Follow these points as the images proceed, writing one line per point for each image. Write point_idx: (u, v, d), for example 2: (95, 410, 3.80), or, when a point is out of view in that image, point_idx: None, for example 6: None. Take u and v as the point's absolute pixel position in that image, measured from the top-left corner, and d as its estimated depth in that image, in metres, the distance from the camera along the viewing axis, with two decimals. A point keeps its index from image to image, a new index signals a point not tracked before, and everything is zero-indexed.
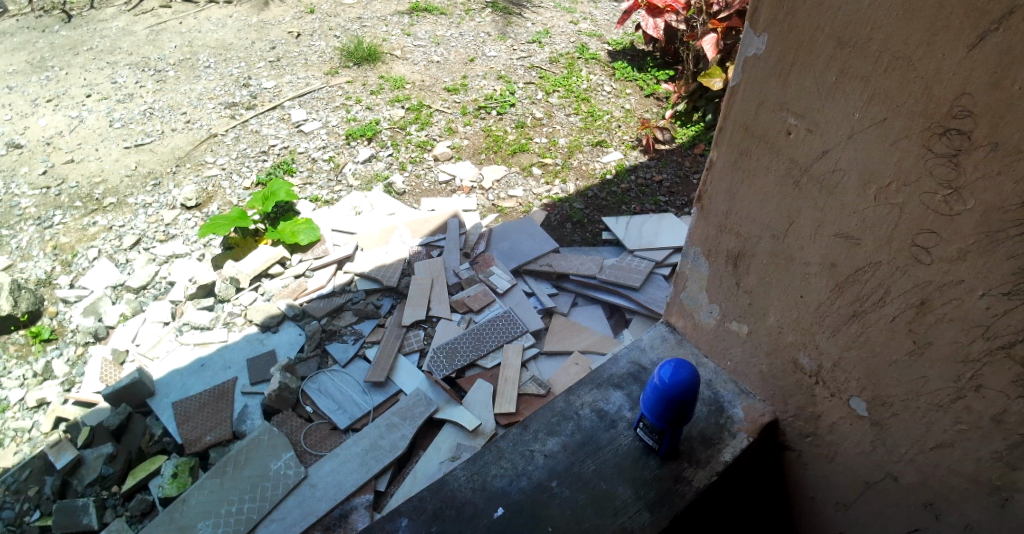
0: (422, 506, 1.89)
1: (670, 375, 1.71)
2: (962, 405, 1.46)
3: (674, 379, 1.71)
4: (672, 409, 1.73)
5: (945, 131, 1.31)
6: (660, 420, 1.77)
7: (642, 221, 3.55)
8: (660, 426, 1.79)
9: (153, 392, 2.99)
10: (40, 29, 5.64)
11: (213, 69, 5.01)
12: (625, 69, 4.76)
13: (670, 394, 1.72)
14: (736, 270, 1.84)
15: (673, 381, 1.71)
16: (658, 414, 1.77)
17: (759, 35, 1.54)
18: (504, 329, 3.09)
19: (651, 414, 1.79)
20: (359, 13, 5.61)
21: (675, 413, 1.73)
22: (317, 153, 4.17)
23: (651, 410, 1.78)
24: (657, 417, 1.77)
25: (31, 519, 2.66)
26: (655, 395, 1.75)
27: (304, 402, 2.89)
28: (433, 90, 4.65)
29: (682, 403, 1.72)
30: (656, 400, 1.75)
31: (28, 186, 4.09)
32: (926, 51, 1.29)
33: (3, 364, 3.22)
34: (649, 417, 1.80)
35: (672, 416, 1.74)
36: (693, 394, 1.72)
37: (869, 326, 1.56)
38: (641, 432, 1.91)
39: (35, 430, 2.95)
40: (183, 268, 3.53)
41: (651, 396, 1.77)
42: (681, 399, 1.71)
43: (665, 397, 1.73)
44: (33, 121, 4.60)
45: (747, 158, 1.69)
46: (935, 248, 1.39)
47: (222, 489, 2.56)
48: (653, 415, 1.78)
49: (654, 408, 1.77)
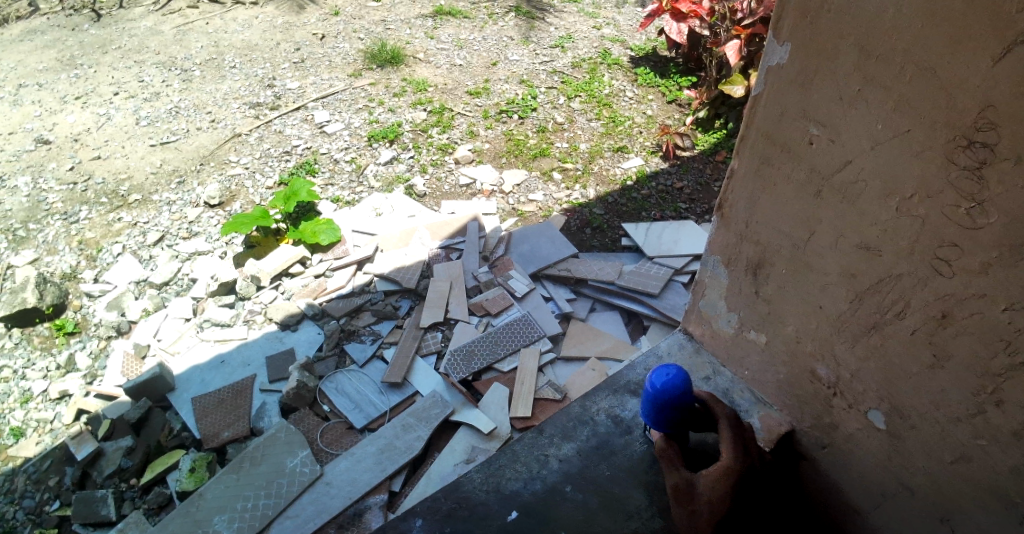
0: (435, 506, 1.91)
1: (662, 381, 1.75)
2: (982, 420, 1.45)
3: (665, 384, 1.75)
4: (665, 410, 1.76)
5: (969, 143, 1.29)
6: (657, 422, 1.80)
7: (662, 227, 3.55)
8: (660, 430, 1.81)
9: (173, 386, 3.04)
10: (70, 27, 5.75)
11: (239, 70, 5.08)
12: (647, 76, 4.77)
13: (663, 399, 1.75)
14: (756, 279, 1.84)
15: (659, 382, 1.75)
16: (654, 417, 1.80)
17: (783, 44, 1.55)
18: (522, 333, 3.10)
19: (648, 418, 1.82)
20: (383, 16, 5.66)
21: (667, 412, 1.76)
22: (339, 154, 4.21)
23: (647, 413, 1.82)
24: (653, 419, 1.80)
25: (50, 509, 2.70)
26: (651, 403, 1.79)
27: (322, 400, 2.92)
28: (455, 94, 4.68)
29: (672, 402, 1.75)
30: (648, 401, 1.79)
31: (56, 182, 4.18)
32: (951, 61, 1.28)
33: (28, 355, 3.29)
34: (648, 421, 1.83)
35: (667, 417, 1.77)
36: (683, 393, 1.74)
37: (889, 338, 1.55)
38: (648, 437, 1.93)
39: (57, 421, 3.00)
40: (205, 265, 3.58)
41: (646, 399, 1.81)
42: (670, 399, 1.75)
43: (656, 398, 1.76)
44: (62, 118, 4.69)
45: (769, 166, 1.68)
46: (957, 260, 1.37)
47: (238, 485, 2.60)
48: (649, 417, 1.82)
49: (650, 410, 1.80)
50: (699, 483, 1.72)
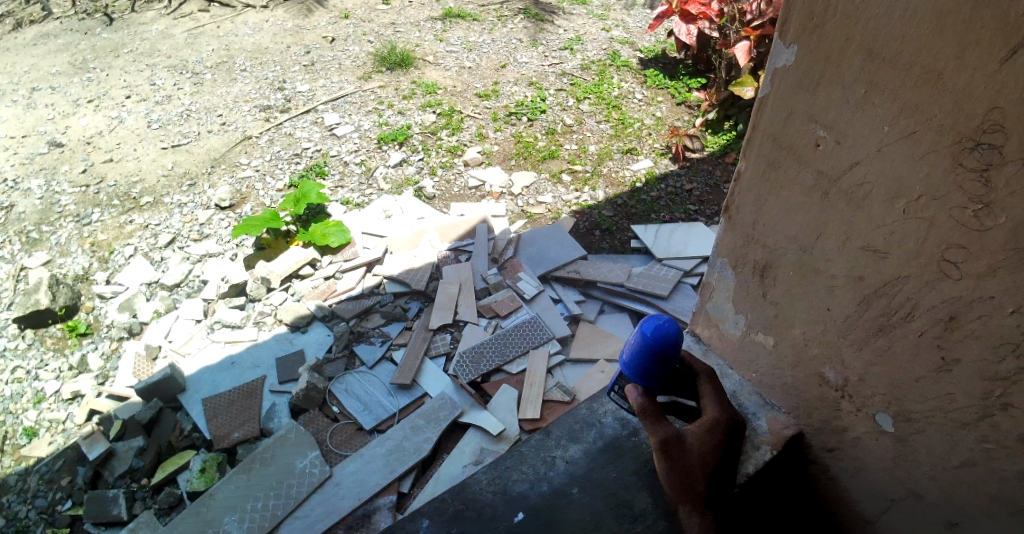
0: (443, 508, 1.93)
1: (654, 329, 1.62)
2: (989, 423, 1.46)
3: (658, 332, 1.62)
4: (660, 363, 1.63)
5: (975, 145, 1.30)
6: (644, 376, 1.66)
7: (671, 230, 3.56)
8: (646, 385, 1.67)
9: (183, 387, 3.07)
10: (82, 31, 5.82)
11: (249, 73, 5.12)
12: (656, 77, 4.78)
13: (653, 349, 1.62)
14: (762, 281, 1.84)
15: (655, 330, 1.62)
16: (641, 371, 1.65)
17: (789, 46, 1.54)
18: (530, 335, 3.11)
19: (633, 371, 1.67)
20: (393, 18, 5.70)
21: (660, 365, 1.63)
22: (349, 157, 4.24)
23: (632, 367, 1.67)
24: (639, 372, 1.66)
25: (62, 508, 2.73)
26: (637, 354, 1.65)
27: (331, 401, 2.94)
28: (465, 96, 4.70)
29: (668, 354, 1.62)
30: (637, 354, 1.64)
31: (69, 185, 4.22)
32: (957, 64, 1.28)
33: (41, 356, 3.32)
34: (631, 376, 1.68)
35: (660, 370, 1.64)
36: (679, 342, 1.63)
37: (896, 342, 1.55)
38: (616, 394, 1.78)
39: (70, 421, 3.03)
40: (216, 267, 3.61)
41: (632, 350, 1.66)
42: (666, 350, 1.62)
43: (649, 349, 1.62)
44: (75, 121, 4.74)
45: (775, 169, 1.68)
46: (963, 263, 1.38)
47: (248, 485, 2.62)
48: (634, 370, 1.67)
49: (637, 364, 1.65)
50: (689, 436, 1.71)
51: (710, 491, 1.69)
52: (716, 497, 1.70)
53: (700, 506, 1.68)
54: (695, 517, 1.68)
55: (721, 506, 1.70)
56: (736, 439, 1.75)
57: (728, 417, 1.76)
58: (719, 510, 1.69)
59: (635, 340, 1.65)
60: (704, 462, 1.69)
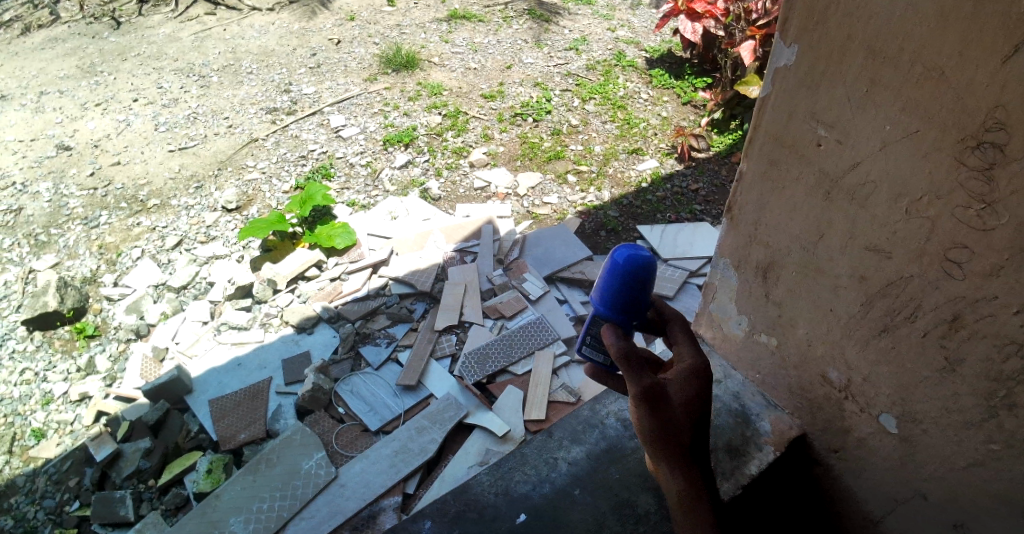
0: (445, 508, 1.93)
1: (629, 254, 1.37)
2: (994, 424, 1.43)
3: (632, 257, 1.37)
4: (639, 292, 1.38)
5: (978, 144, 1.27)
6: (621, 312, 1.40)
7: (677, 230, 3.57)
8: (623, 319, 1.41)
9: (190, 389, 3.08)
10: (90, 35, 5.86)
11: (256, 75, 5.15)
12: (662, 77, 4.78)
13: (629, 277, 1.37)
14: (765, 281, 1.82)
15: (628, 255, 1.36)
16: (617, 306, 1.40)
17: (790, 46, 1.53)
18: (536, 336, 3.12)
19: (608, 306, 1.41)
20: (398, 20, 5.72)
21: (638, 296, 1.38)
22: (355, 158, 4.26)
23: (606, 306, 1.41)
24: (615, 311, 1.40)
25: (69, 509, 2.75)
26: (610, 286, 1.39)
27: (336, 403, 2.96)
28: (470, 97, 4.72)
29: (646, 282, 1.37)
30: (611, 286, 1.38)
31: (77, 188, 4.25)
32: (958, 62, 1.25)
33: (49, 358, 3.34)
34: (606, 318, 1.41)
35: (639, 303, 1.39)
36: (656, 266, 1.37)
37: (900, 341, 1.53)
38: (590, 349, 1.53)
39: (77, 423, 3.06)
40: (222, 269, 3.64)
41: (604, 286, 1.40)
42: (643, 278, 1.37)
43: (626, 280, 1.37)
44: (82, 125, 4.78)
45: (778, 169, 1.66)
46: (966, 262, 1.35)
47: (254, 486, 2.63)
48: (609, 310, 1.41)
49: (612, 301, 1.40)
50: (669, 386, 1.40)
51: (694, 449, 1.36)
52: (702, 458, 1.37)
53: (684, 468, 1.34)
54: (679, 481, 1.34)
55: (707, 468, 1.37)
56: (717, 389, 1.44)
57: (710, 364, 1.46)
58: (706, 473, 1.37)
59: (606, 273, 1.40)
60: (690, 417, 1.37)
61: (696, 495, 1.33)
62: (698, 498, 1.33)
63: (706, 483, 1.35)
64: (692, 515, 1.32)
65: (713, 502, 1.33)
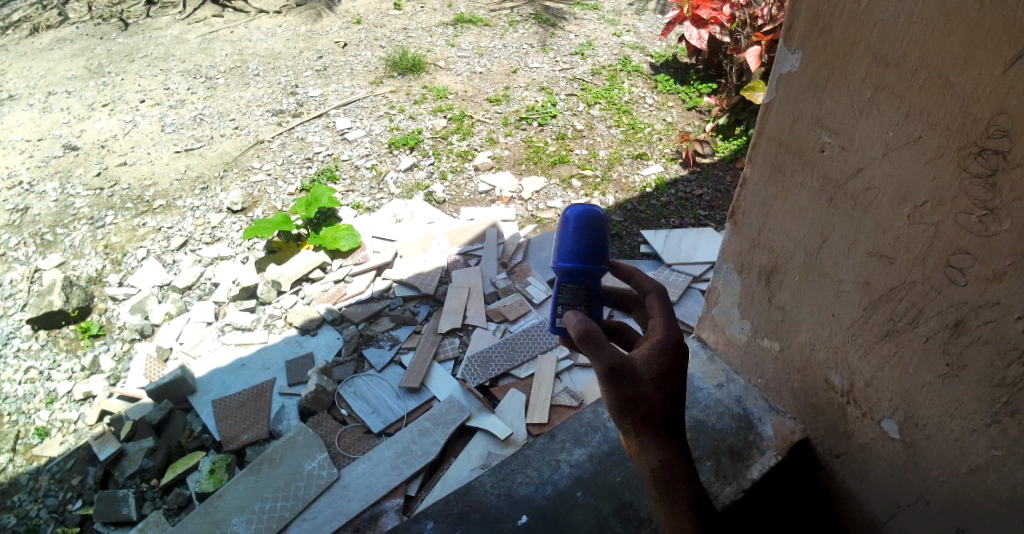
0: (447, 509, 1.95)
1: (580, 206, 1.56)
2: (997, 430, 1.42)
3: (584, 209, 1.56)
4: (598, 236, 1.54)
5: (981, 150, 1.25)
6: (586, 260, 1.53)
7: (681, 235, 3.58)
8: (590, 266, 1.53)
9: (193, 389, 3.10)
10: (98, 36, 5.90)
11: (262, 77, 5.18)
12: (667, 82, 4.79)
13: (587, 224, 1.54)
14: (769, 285, 1.79)
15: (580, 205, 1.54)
16: (583, 253, 1.53)
17: (794, 50, 1.49)
18: (539, 340, 3.13)
19: (575, 257, 1.53)
20: (405, 23, 5.74)
21: (598, 240, 1.54)
22: (360, 161, 4.27)
23: (570, 256, 1.54)
24: (580, 258, 1.53)
25: (72, 508, 2.76)
26: (573, 237, 1.54)
27: (340, 404, 2.97)
28: (476, 101, 4.73)
29: (602, 226, 1.54)
30: (573, 234, 1.53)
31: (83, 187, 4.28)
32: (963, 67, 1.23)
33: (54, 357, 3.36)
34: (573, 267, 1.53)
35: (601, 247, 1.54)
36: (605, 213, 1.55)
37: (903, 346, 1.51)
38: (560, 320, 1.58)
39: (81, 421, 3.07)
40: (227, 270, 3.65)
41: (565, 239, 1.54)
42: (599, 222, 1.53)
43: (585, 225, 1.53)
44: (89, 125, 4.81)
45: (781, 173, 1.63)
46: (970, 268, 1.33)
47: (257, 486, 2.64)
48: (573, 258, 1.54)
49: (575, 249, 1.54)
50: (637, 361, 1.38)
51: (666, 425, 1.40)
52: (674, 433, 1.41)
53: (657, 446, 1.39)
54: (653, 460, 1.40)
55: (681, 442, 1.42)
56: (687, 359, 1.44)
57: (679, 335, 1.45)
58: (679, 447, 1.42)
59: (563, 229, 1.55)
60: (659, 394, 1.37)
61: (670, 469, 1.40)
62: (671, 473, 1.40)
63: (679, 457, 1.41)
64: (665, 488, 1.40)
65: (685, 475, 1.41)
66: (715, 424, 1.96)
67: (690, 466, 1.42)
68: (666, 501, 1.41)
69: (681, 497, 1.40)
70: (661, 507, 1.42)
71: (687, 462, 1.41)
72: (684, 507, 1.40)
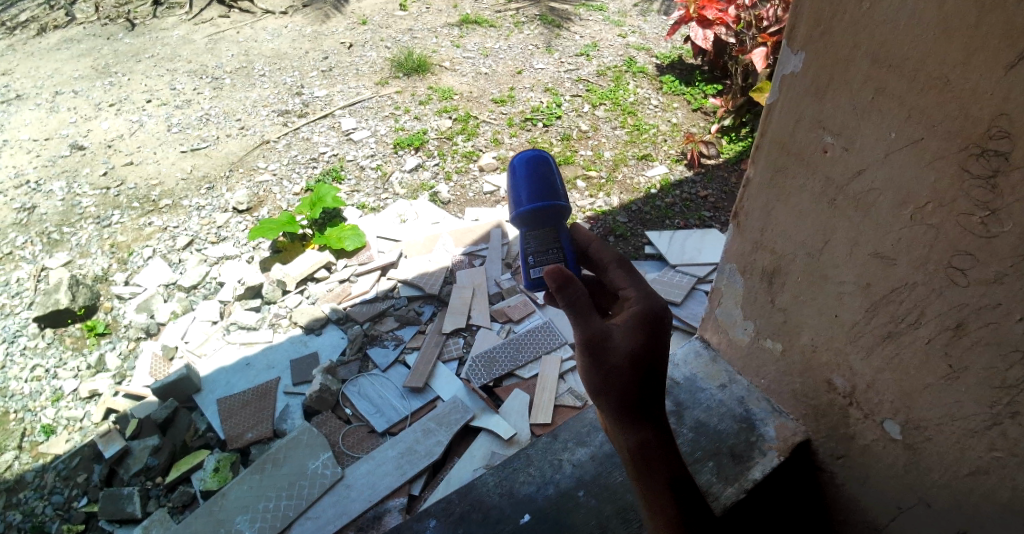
0: (450, 509, 1.96)
1: (526, 153, 1.67)
2: (998, 432, 1.42)
3: (530, 154, 1.68)
4: (549, 174, 1.65)
5: (982, 152, 1.24)
6: (544, 200, 1.62)
7: (685, 236, 3.60)
8: (550, 203, 1.62)
9: (198, 387, 3.11)
10: (105, 36, 5.93)
11: (268, 78, 5.20)
12: (672, 83, 4.80)
13: (538, 166, 1.65)
14: (771, 287, 1.79)
15: (524, 151, 1.67)
16: (540, 192, 1.62)
17: (796, 53, 1.48)
18: (543, 340, 3.13)
19: (534, 197, 1.62)
20: (410, 24, 5.76)
21: (550, 179, 1.65)
22: (365, 162, 4.29)
23: (530, 197, 1.62)
24: (541, 196, 1.62)
25: (77, 505, 2.77)
26: (528, 179, 1.64)
27: (344, 404, 2.98)
28: (481, 101, 4.75)
29: (550, 167, 1.66)
30: (528, 176, 1.63)
31: (90, 187, 4.30)
32: (964, 70, 1.23)
33: (60, 355, 3.38)
34: (538, 204, 1.61)
35: (556, 185, 1.65)
36: (549, 157, 1.69)
37: (904, 348, 1.51)
38: (538, 266, 1.64)
39: (87, 419, 3.09)
40: (232, 270, 3.68)
41: (521, 184, 1.64)
42: (546, 164, 1.66)
43: (536, 165, 1.64)
44: (96, 125, 4.84)
45: (783, 175, 1.62)
46: (971, 270, 1.33)
47: (261, 485, 2.66)
48: (535, 198, 1.62)
49: (533, 188, 1.63)
50: (617, 333, 1.38)
51: (644, 401, 1.39)
52: (653, 410, 1.41)
53: (634, 422, 1.39)
54: (630, 437, 1.40)
55: (661, 420, 1.41)
56: (669, 333, 1.42)
57: (661, 305, 1.43)
58: (659, 425, 1.41)
59: (515, 177, 1.65)
60: (636, 366, 1.37)
61: (649, 449, 1.39)
62: (650, 453, 1.39)
63: (658, 436, 1.40)
64: (644, 468, 1.39)
65: (665, 456, 1.39)
66: (717, 425, 1.97)
67: (670, 445, 1.41)
68: (645, 483, 1.40)
69: (659, 476, 1.39)
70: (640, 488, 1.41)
71: (666, 443, 1.40)
72: (665, 490, 1.38)
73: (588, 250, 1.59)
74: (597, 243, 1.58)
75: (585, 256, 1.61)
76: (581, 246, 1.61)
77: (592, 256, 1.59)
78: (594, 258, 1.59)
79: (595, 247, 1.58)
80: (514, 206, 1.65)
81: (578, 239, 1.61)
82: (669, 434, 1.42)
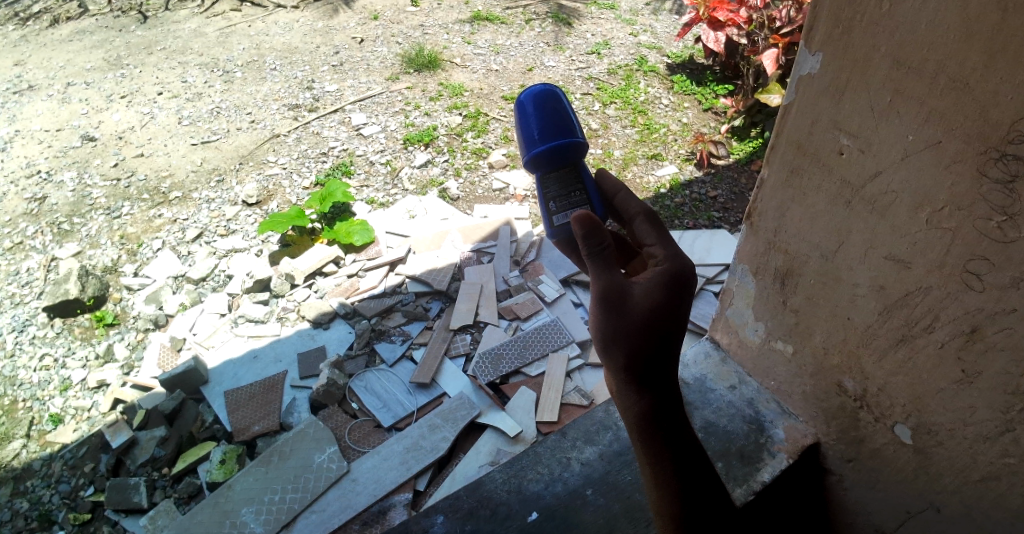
0: (458, 505, 1.97)
1: (531, 88, 1.58)
2: (1010, 438, 1.41)
3: (535, 89, 1.58)
4: (560, 109, 1.57)
5: (1001, 156, 1.23)
6: (556, 137, 1.54)
7: (695, 236, 3.61)
8: (564, 139, 1.54)
9: (206, 380, 3.12)
10: (117, 29, 5.95)
11: (279, 71, 5.21)
12: (684, 83, 4.78)
13: (546, 102, 1.56)
14: (783, 288, 1.78)
15: (532, 87, 1.58)
16: (551, 130, 1.55)
17: (814, 53, 1.46)
18: (550, 338, 3.13)
19: (545, 136, 1.54)
20: (421, 20, 5.75)
21: (562, 114, 1.57)
22: (375, 157, 4.29)
23: (543, 136, 1.55)
24: (553, 133, 1.54)
25: (85, 494, 2.79)
26: (538, 116, 1.55)
27: (350, 398, 2.98)
28: (491, 98, 4.74)
29: (560, 101, 1.58)
30: (539, 114, 1.55)
31: (100, 178, 4.32)
32: (984, 73, 1.20)
33: (69, 344, 3.39)
34: (552, 143, 1.54)
35: (570, 121, 1.58)
36: (558, 90, 1.61)
37: (917, 352, 1.50)
38: (560, 212, 1.57)
39: (94, 409, 3.10)
40: (241, 262, 3.69)
41: (532, 121, 1.56)
42: (556, 98, 1.58)
43: (545, 101, 1.56)
44: (108, 116, 4.85)
45: (799, 177, 1.61)
46: (987, 274, 1.32)
47: (267, 477, 2.67)
48: (548, 136, 1.54)
49: (545, 125, 1.55)
50: (635, 290, 1.34)
51: (655, 366, 1.36)
52: (662, 382, 1.38)
53: (642, 388, 1.36)
54: (636, 404, 1.37)
55: (670, 389, 1.39)
56: (692, 300, 1.39)
57: (688, 266, 1.40)
58: (667, 394, 1.38)
59: (525, 115, 1.57)
60: (651, 328, 1.34)
61: (655, 417, 1.37)
62: (654, 423, 1.37)
63: (664, 406, 1.37)
64: (648, 436, 1.38)
65: (669, 426, 1.38)
66: (726, 426, 1.97)
67: (675, 421, 1.38)
68: (648, 452, 1.38)
69: (663, 456, 1.37)
70: (640, 454, 1.40)
71: (672, 417, 1.38)
72: (666, 463, 1.37)
73: (614, 198, 1.58)
74: (625, 192, 1.56)
75: (610, 205, 1.59)
76: (608, 196, 1.59)
77: (618, 206, 1.57)
78: (620, 209, 1.57)
79: (623, 196, 1.56)
80: (527, 147, 1.57)
81: (604, 186, 1.59)
82: (676, 411, 1.39)
